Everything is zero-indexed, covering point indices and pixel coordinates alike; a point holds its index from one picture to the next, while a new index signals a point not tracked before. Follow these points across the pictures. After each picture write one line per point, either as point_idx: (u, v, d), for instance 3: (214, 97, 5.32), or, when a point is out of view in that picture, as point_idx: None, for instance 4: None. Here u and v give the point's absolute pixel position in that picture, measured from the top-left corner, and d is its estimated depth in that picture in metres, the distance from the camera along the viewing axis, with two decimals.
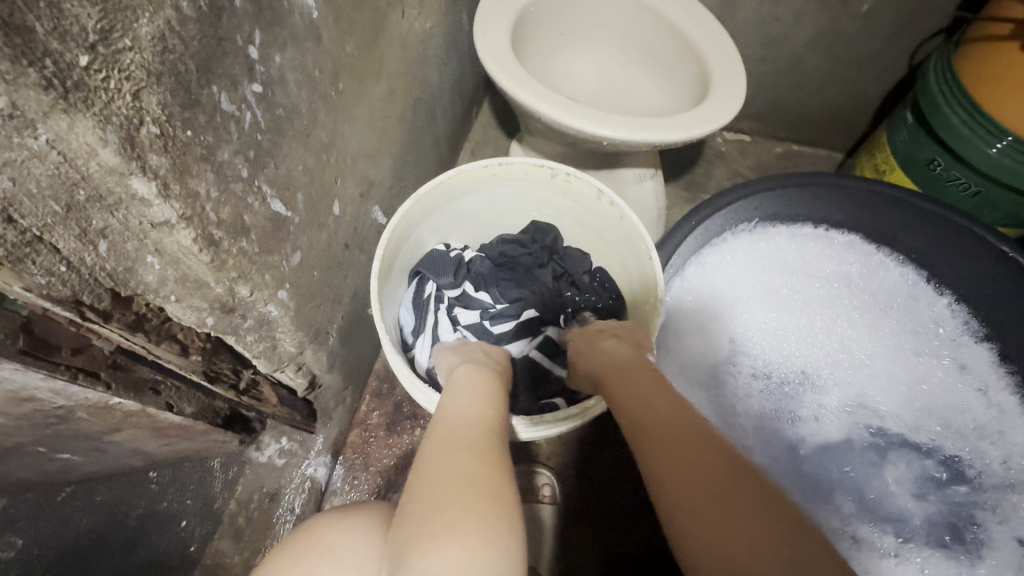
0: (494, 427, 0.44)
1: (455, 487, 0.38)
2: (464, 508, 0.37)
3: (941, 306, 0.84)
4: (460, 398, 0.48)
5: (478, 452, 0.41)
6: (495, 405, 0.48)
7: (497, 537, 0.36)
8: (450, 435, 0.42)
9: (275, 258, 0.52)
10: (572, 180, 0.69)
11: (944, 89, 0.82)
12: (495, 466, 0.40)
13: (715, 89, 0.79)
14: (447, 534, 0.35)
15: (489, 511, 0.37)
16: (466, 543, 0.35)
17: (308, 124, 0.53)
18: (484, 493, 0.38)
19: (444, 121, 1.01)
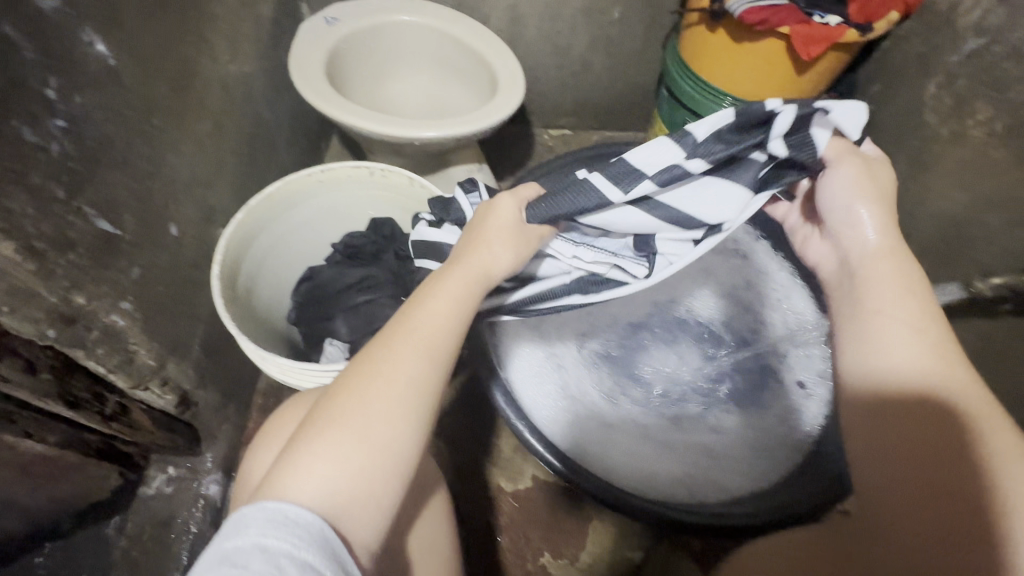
0: (435, 344, 0.46)
1: (368, 393, 0.44)
2: (339, 441, 0.42)
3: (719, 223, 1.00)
4: (424, 303, 0.48)
5: (403, 366, 0.45)
6: (438, 324, 0.47)
7: (371, 453, 0.42)
8: (390, 349, 0.45)
9: (111, 271, 0.59)
10: (388, 174, 0.82)
11: (676, 66, 1.07)
12: (414, 384, 0.45)
13: (502, 87, 0.96)
14: (348, 433, 0.42)
15: (392, 425, 0.43)
16: (329, 465, 0.41)
17: (127, 154, 0.61)
18: (361, 425, 0.43)
19: (289, 153, 1.10)
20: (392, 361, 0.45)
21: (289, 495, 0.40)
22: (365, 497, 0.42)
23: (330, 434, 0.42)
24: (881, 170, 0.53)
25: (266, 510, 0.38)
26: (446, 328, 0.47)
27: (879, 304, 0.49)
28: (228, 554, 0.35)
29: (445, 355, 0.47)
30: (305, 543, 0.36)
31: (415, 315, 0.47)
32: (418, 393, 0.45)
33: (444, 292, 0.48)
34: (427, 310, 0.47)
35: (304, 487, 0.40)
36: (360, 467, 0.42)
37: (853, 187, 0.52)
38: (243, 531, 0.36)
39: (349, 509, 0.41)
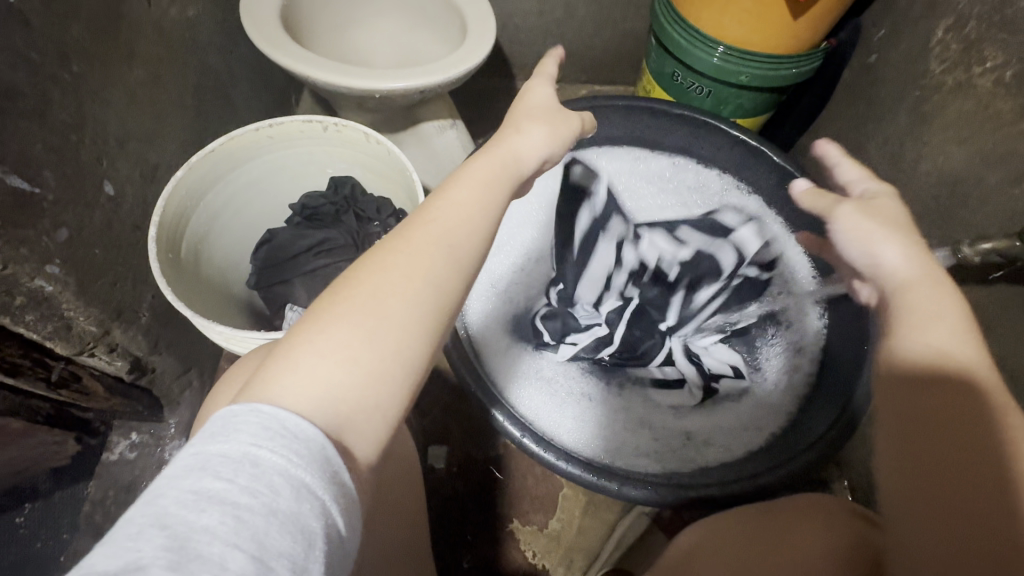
0: (457, 242, 0.44)
1: (385, 283, 0.40)
2: (354, 334, 0.38)
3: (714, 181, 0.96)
4: (450, 196, 0.46)
5: (425, 262, 0.42)
6: (467, 220, 0.45)
7: (395, 347, 0.39)
8: (408, 241, 0.42)
9: (30, 232, 0.55)
10: (342, 129, 0.76)
11: (664, 10, 0.99)
12: (438, 278, 0.42)
13: (470, 33, 0.89)
14: (372, 322, 0.39)
15: (411, 318, 0.40)
16: (341, 358, 0.37)
17: (38, 104, 0.56)
18: (377, 315, 0.39)
19: (249, 108, 1.04)
20: (415, 250, 0.42)
21: (286, 397, 0.35)
22: (372, 404, 0.37)
23: (342, 327, 0.38)
24: (884, 203, 0.49)
25: (259, 413, 0.33)
26: (470, 225, 0.45)
27: (919, 308, 0.43)
28: (212, 460, 0.30)
29: (468, 258, 0.44)
30: (302, 459, 0.32)
31: (438, 208, 0.45)
32: (443, 285, 0.42)
33: (469, 186, 0.47)
34: (453, 205, 0.45)
35: (305, 383, 0.36)
36: (373, 363, 0.38)
37: (862, 227, 0.48)
38: (230, 437, 0.31)
39: (354, 418, 0.36)
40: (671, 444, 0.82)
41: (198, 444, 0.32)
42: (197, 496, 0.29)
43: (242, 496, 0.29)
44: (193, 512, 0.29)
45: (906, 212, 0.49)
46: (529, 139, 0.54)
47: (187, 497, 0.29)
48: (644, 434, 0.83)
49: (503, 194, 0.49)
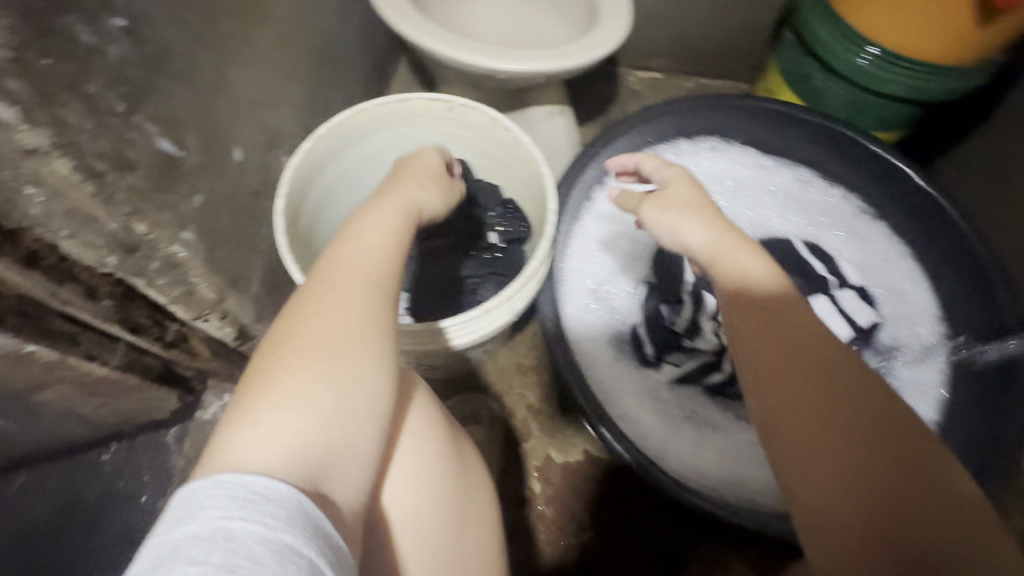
0: (381, 272, 0.45)
1: (324, 329, 0.40)
2: (303, 380, 0.38)
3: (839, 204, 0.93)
4: (361, 237, 0.47)
5: (360, 296, 0.42)
6: (386, 252, 0.46)
7: (358, 383, 0.39)
8: (316, 282, 0.43)
9: (172, 198, 0.54)
10: (469, 111, 0.72)
11: (813, 5, 0.90)
12: (374, 311, 0.42)
13: (603, 17, 0.83)
14: (314, 370, 0.38)
15: (361, 351, 0.40)
16: (295, 407, 0.37)
17: (189, 64, 0.54)
18: (325, 359, 0.39)
19: (355, 75, 1.01)
20: (336, 284, 0.42)
21: (251, 459, 0.33)
22: (343, 444, 0.37)
23: (293, 377, 0.37)
24: (673, 194, 0.59)
25: (222, 486, 0.31)
26: (387, 254, 0.46)
27: (734, 269, 0.51)
28: (181, 547, 0.28)
29: (394, 285, 0.45)
30: (280, 522, 0.30)
31: (351, 249, 0.46)
32: (382, 315, 0.42)
33: (379, 221, 0.49)
34: (358, 239, 0.47)
35: (272, 439, 0.35)
36: (335, 401, 0.38)
37: (675, 219, 0.57)
38: (197, 517, 0.30)
39: (326, 462, 0.36)
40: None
41: (161, 536, 0.29)
42: None
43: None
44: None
45: (700, 192, 0.60)
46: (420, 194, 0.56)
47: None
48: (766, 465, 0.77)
49: (407, 228, 0.51)
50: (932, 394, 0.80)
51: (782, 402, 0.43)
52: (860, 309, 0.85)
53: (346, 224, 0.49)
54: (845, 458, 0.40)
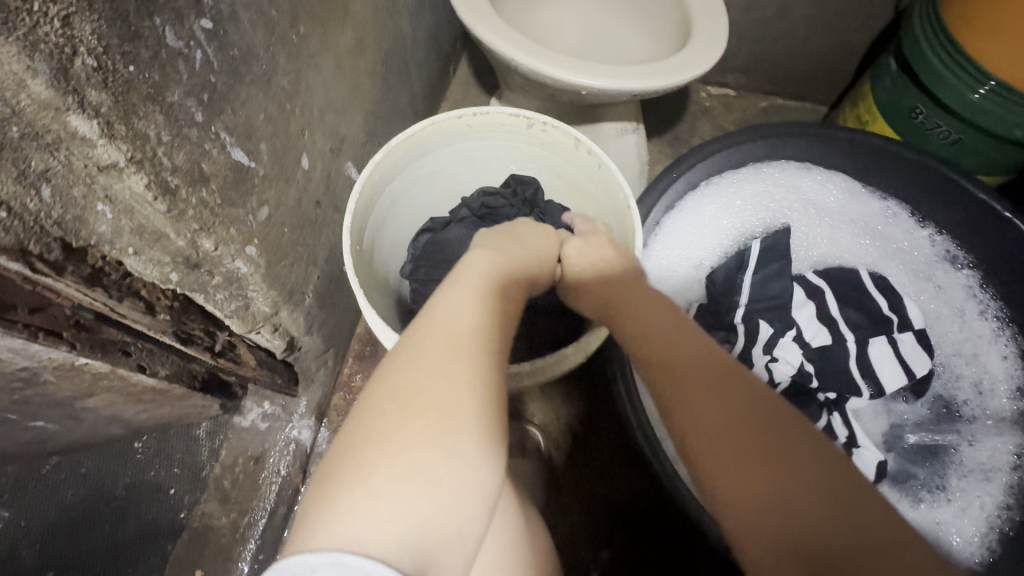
0: (500, 338, 0.42)
1: (450, 398, 0.37)
2: (422, 454, 0.35)
3: (926, 246, 0.83)
4: (478, 296, 0.44)
5: (485, 367, 0.39)
6: (498, 313, 0.44)
7: (479, 461, 0.37)
8: (431, 340, 0.40)
9: (240, 211, 0.50)
10: (548, 129, 0.66)
11: (926, 30, 0.82)
12: (497, 385, 0.40)
13: (697, 34, 0.76)
14: (436, 444, 0.36)
15: (483, 429, 0.37)
16: (414, 485, 0.34)
17: (268, 68, 0.49)
18: (448, 432, 0.36)
19: (419, 76, 0.96)
20: (456, 345, 0.40)
21: (369, 542, 0.31)
22: (454, 529, 0.35)
23: (411, 451, 0.35)
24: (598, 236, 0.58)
25: (344, 571, 0.29)
26: (502, 318, 0.44)
27: (645, 314, 0.49)
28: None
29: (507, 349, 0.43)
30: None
31: (455, 303, 0.42)
32: (503, 390, 0.40)
33: (486, 278, 0.46)
34: (474, 298, 0.44)
35: (386, 516, 0.33)
36: (454, 482, 0.35)
37: (585, 252, 0.57)
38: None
39: (439, 547, 0.34)
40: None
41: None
42: None
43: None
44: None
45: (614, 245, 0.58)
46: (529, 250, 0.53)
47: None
48: None
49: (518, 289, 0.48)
50: (998, 471, 0.73)
51: (693, 421, 0.40)
52: (919, 359, 0.76)
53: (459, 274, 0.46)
54: (755, 475, 0.37)
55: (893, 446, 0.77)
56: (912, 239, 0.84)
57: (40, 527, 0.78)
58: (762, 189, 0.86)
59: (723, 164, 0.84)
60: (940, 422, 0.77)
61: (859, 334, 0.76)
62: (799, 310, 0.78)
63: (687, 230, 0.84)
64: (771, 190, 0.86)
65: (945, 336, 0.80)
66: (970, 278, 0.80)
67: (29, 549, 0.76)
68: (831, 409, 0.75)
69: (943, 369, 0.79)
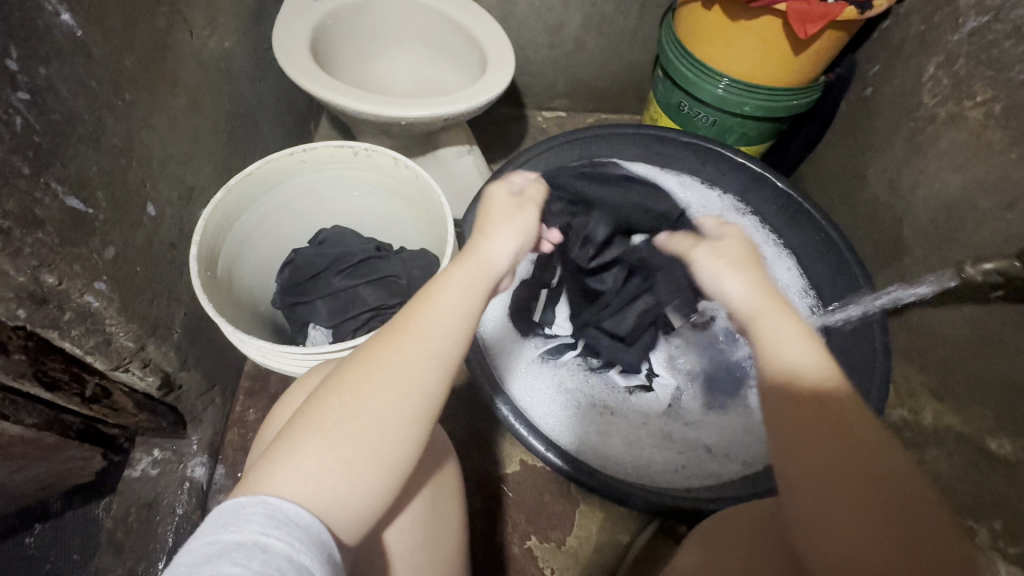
0: (441, 348, 0.53)
1: (379, 401, 0.49)
2: (344, 447, 0.47)
3: (716, 202, 1.06)
4: (434, 308, 0.54)
5: (418, 375, 0.51)
6: (447, 322, 0.54)
7: (393, 451, 0.49)
8: (384, 347, 0.52)
9: (82, 250, 0.57)
10: (372, 154, 0.79)
11: (671, 45, 1.05)
12: (425, 393, 0.51)
13: (491, 65, 0.94)
14: (359, 442, 0.48)
15: (404, 430, 0.49)
16: (333, 467, 0.47)
17: (95, 129, 0.59)
18: (371, 428, 0.48)
19: (274, 133, 1.08)
20: (395, 367, 0.51)
21: (282, 489, 0.45)
22: (364, 510, 0.47)
23: (329, 442, 0.47)
24: (729, 243, 0.57)
25: (266, 505, 0.43)
26: (448, 331, 0.54)
27: (774, 329, 0.49)
28: (229, 547, 0.39)
29: (451, 355, 0.53)
30: (302, 544, 0.41)
31: (422, 317, 0.54)
32: (427, 395, 0.51)
33: (448, 291, 0.56)
34: (440, 313, 0.54)
35: (311, 488, 0.45)
36: (370, 470, 0.48)
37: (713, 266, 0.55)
38: (243, 527, 0.40)
39: (351, 518, 0.47)
40: (694, 458, 0.85)
41: (212, 535, 0.40)
42: None
43: None
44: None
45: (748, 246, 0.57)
46: (498, 242, 0.61)
47: None
48: (669, 446, 0.86)
49: (478, 296, 0.57)
50: None
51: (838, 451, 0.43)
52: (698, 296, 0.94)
53: (431, 284, 0.57)
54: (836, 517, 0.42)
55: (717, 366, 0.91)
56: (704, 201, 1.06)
57: None
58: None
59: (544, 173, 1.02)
60: None
61: None
62: None
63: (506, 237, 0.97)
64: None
65: None
66: (751, 219, 1.05)
67: None
68: (639, 351, 0.89)
69: None
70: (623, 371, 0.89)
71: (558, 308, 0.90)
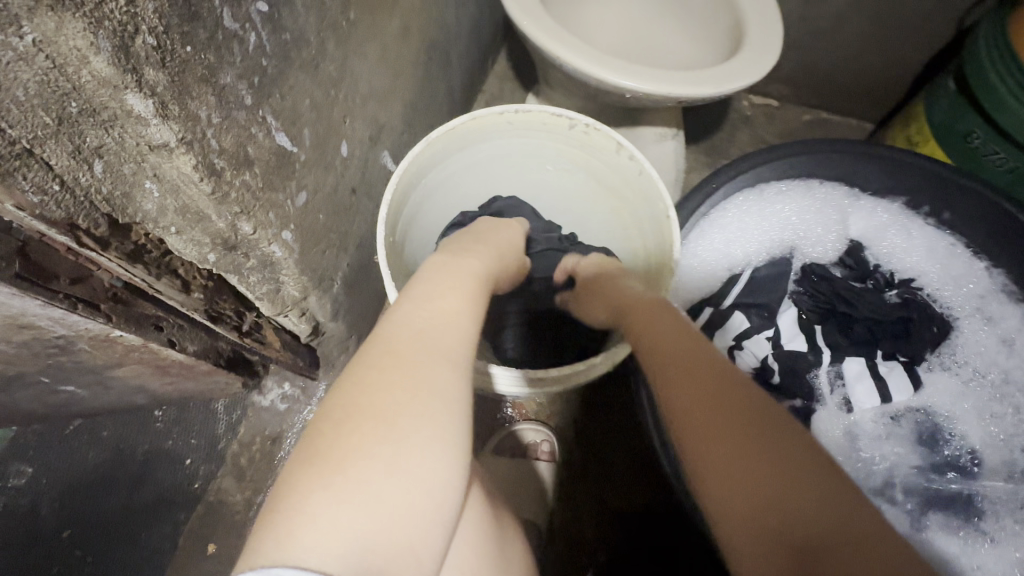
0: (451, 344, 0.42)
1: (387, 405, 0.37)
2: (357, 466, 0.34)
3: (983, 279, 0.80)
4: (426, 301, 0.44)
5: (426, 375, 0.39)
6: (453, 317, 0.44)
7: (424, 476, 0.36)
8: (377, 347, 0.40)
9: (279, 196, 0.50)
10: (591, 132, 0.65)
11: (992, 55, 0.78)
12: (442, 393, 0.39)
13: (749, 40, 0.74)
14: (375, 462, 0.35)
15: (426, 445, 0.36)
16: (347, 494, 0.34)
17: (317, 53, 0.49)
18: (381, 440, 0.35)
19: (459, 67, 0.95)
20: (391, 367, 0.39)
21: (309, 555, 0.31)
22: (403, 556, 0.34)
23: (343, 466, 0.34)
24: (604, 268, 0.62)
25: None
26: (458, 327, 0.43)
27: (647, 321, 0.48)
28: None
29: (466, 354, 0.42)
30: None
31: (408, 313, 0.43)
32: (449, 399, 0.39)
33: (441, 288, 0.46)
34: (438, 312, 0.43)
35: (324, 535, 0.32)
36: (396, 498, 0.34)
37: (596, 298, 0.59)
38: None
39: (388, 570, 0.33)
40: None
41: None
42: None
43: None
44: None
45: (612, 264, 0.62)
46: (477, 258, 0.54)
47: None
48: None
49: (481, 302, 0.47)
50: None
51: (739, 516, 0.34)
52: (903, 388, 0.76)
53: (410, 287, 0.47)
54: None
55: (904, 476, 0.75)
56: (968, 276, 0.80)
57: (65, 481, 0.81)
58: (808, 206, 0.85)
59: (769, 182, 0.82)
60: (976, 461, 0.74)
61: (836, 351, 0.77)
62: (782, 314, 0.80)
63: (710, 241, 0.82)
64: (820, 211, 0.85)
65: (981, 369, 0.77)
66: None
67: (50, 506, 0.80)
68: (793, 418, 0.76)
69: (995, 397, 0.76)
70: None
71: (718, 331, 0.79)
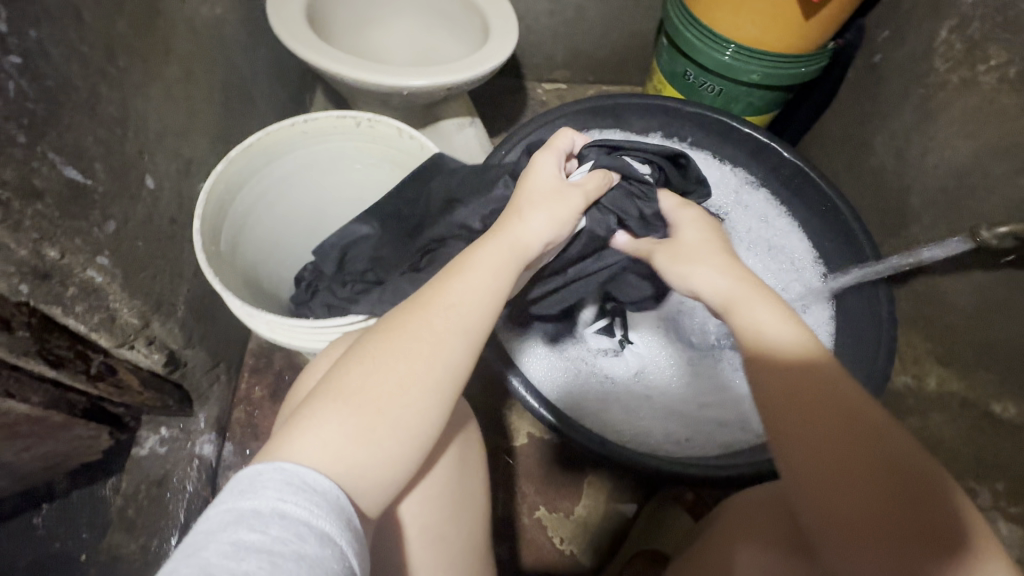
0: (467, 322, 0.48)
1: (404, 370, 0.45)
2: (361, 411, 0.43)
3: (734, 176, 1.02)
4: (464, 276, 0.49)
5: (439, 350, 0.46)
6: (492, 292, 0.49)
7: (416, 424, 0.44)
8: (414, 321, 0.47)
9: (83, 223, 0.56)
10: (375, 124, 0.78)
11: (678, 14, 1.02)
12: (448, 366, 0.46)
13: (493, 30, 0.91)
14: (375, 410, 0.43)
15: (424, 402, 0.45)
16: (350, 430, 0.42)
17: (90, 97, 0.56)
18: (395, 396, 0.44)
19: (270, 105, 1.04)
20: (422, 339, 0.46)
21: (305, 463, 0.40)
22: (382, 482, 0.43)
23: (348, 408, 0.43)
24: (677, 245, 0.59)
25: (283, 473, 0.38)
26: (482, 305, 0.49)
27: (750, 307, 0.52)
28: (246, 516, 0.34)
29: (480, 328, 0.48)
30: (321, 509, 0.37)
31: (455, 289, 0.49)
32: (454, 372, 0.46)
33: (479, 263, 0.50)
34: (469, 287, 0.49)
35: (325, 454, 0.41)
36: (390, 439, 0.43)
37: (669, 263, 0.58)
38: (258, 493, 0.36)
39: (367, 488, 0.42)
40: (712, 429, 0.85)
41: (229, 502, 0.36)
42: (235, 549, 0.33)
43: (274, 544, 0.33)
44: (234, 561, 0.32)
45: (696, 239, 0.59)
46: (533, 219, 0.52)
47: (223, 551, 0.33)
48: (674, 419, 0.86)
49: (512, 280, 0.51)
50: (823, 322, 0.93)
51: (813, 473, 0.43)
52: None
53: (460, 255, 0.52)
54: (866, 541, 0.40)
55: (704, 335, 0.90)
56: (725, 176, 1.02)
57: None
58: None
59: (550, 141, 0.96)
60: None
61: None
62: None
63: None
64: None
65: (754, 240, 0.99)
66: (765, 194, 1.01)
67: None
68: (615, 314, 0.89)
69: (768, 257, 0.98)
70: (597, 334, 0.89)
71: None
